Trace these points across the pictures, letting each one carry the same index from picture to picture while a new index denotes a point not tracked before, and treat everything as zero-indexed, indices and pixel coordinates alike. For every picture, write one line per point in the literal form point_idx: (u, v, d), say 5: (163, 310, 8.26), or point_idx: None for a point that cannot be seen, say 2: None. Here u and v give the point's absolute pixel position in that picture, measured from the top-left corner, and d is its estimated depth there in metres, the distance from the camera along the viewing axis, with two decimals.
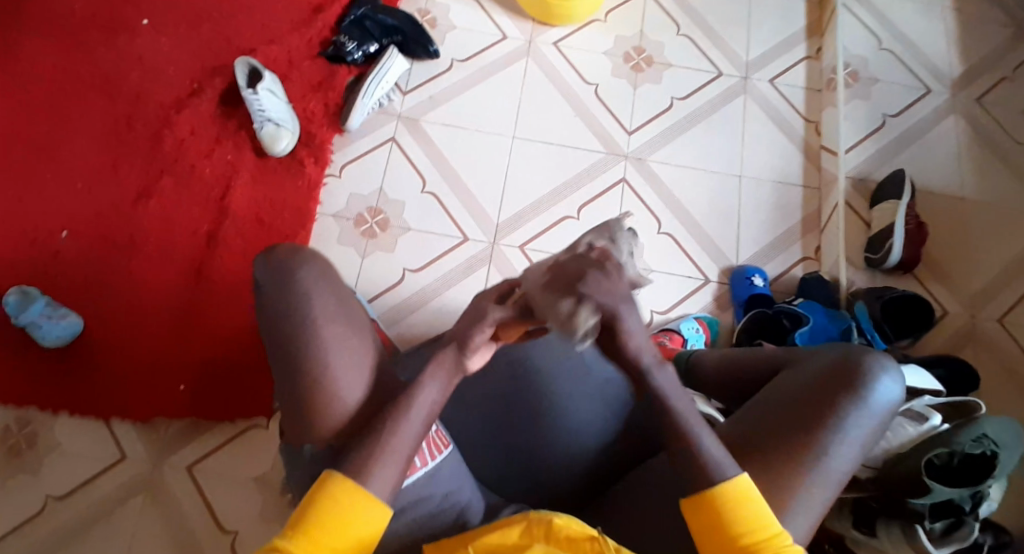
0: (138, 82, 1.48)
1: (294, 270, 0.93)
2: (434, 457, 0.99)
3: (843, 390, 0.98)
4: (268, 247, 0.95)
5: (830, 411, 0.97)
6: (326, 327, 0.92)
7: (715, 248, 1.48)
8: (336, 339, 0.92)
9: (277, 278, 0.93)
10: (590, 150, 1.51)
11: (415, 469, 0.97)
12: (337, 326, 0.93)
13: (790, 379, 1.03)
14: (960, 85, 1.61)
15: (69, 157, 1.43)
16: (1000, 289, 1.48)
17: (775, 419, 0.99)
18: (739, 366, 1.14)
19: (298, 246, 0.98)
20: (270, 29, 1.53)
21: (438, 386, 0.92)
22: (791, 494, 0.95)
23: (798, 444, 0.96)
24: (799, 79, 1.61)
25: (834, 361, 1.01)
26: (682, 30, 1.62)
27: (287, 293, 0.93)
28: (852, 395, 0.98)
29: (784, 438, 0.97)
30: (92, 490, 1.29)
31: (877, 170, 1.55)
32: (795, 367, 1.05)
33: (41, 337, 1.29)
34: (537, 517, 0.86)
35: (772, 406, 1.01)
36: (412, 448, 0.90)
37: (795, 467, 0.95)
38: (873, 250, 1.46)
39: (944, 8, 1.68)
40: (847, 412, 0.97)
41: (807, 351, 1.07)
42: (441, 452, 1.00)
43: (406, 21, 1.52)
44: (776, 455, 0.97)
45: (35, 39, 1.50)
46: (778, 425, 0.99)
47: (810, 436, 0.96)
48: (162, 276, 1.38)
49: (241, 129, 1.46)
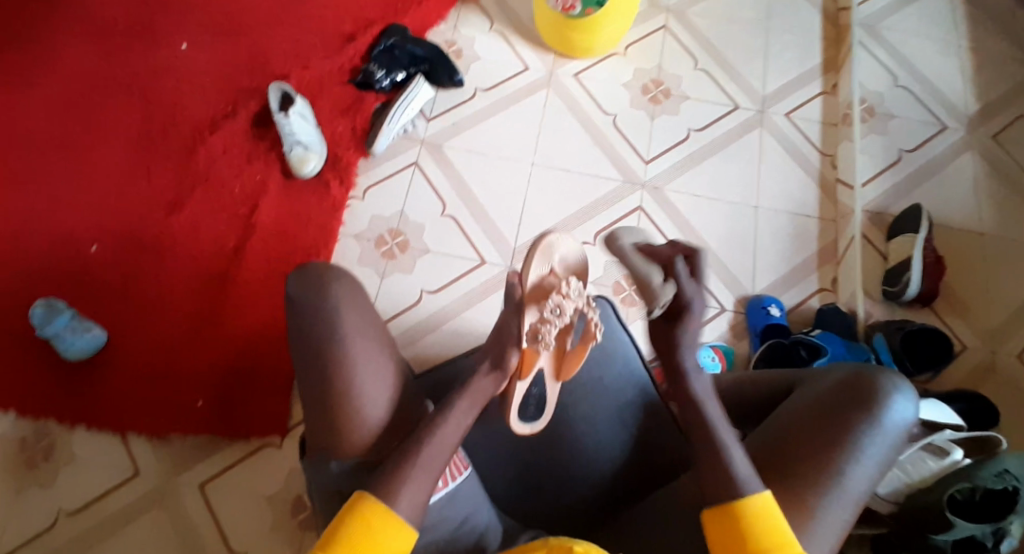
0: (172, 104, 1.53)
1: (325, 284, 1.00)
2: (455, 478, 0.99)
3: (859, 408, 0.98)
4: (303, 263, 1.02)
5: (845, 430, 0.98)
6: (354, 341, 0.97)
7: (731, 276, 1.49)
8: (365, 362, 0.98)
9: (310, 292, 0.99)
10: (608, 178, 1.53)
11: (440, 488, 0.98)
12: (364, 340, 0.98)
13: (804, 396, 1.04)
14: (976, 122, 1.63)
15: (103, 172, 1.47)
16: (1019, 324, 1.47)
17: (791, 439, 1.00)
18: (757, 385, 1.15)
19: (331, 264, 1.04)
20: (301, 55, 1.58)
21: (468, 413, 0.95)
22: (812, 518, 0.95)
23: (817, 466, 0.97)
24: (816, 114, 1.64)
25: (847, 379, 1.02)
26: (700, 64, 1.66)
27: (319, 304, 0.99)
28: (867, 413, 0.98)
29: (801, 457, 0.98)
30: (104, 504, 1.29)
31: (894, 204, 1.56)
32: (809, 386, 1.06)
33: (65, 348, 1.31)
34: (556, 543, 0.86)
35: (787, 426, 1.01)
36: (436, 470, 0.92)
37: (814, 489, 0.96)
38: (891, 282, 1.47)
39: (960, 46, 1.70)
40: (862, 432, 0.97)
41: (817, 372, 1.08)
42: (463, 472, 1.00)
43: (433, 50, 1.56)
44: (793, 478, 0.97)
45: (76, 60, 1.56)
46: (793, 444, 0.99)
47: (827, 458, 0.97)
48: (188, 291, 1.40)
49: (270, 150, 1.50)
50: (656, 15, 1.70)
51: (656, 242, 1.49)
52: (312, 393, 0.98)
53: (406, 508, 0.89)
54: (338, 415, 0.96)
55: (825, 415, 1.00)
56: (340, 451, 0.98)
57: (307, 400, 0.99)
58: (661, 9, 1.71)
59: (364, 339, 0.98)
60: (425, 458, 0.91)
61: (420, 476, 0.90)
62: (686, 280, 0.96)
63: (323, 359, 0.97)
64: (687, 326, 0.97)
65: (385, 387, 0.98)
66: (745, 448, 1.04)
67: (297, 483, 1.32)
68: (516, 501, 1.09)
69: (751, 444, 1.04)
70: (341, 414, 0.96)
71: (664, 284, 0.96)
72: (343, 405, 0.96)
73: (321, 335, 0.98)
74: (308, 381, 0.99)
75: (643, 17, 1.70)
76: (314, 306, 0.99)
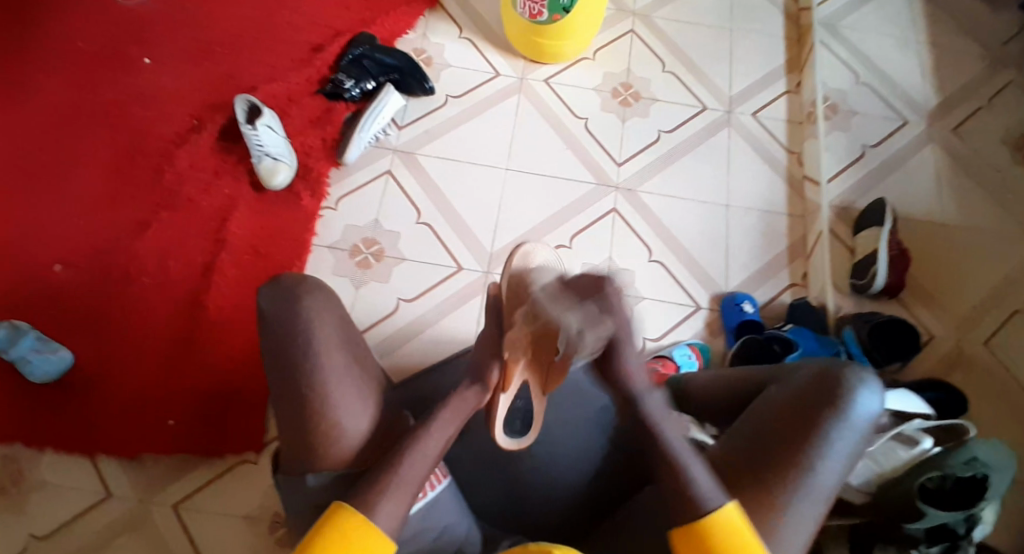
0: (136, 119, 1.51)
1: (299, 298, 1.00)
2: (433, 488, 0.99)
3: (826, 405, 1.01)
4: (276, 275, 1.01)
5: (813, 427, 1.00)
6: (330, 356, 0.98)
7: (705, 275, 1.51)
8: (342, 377, 0.98)
9: (284, 306, 0.99)
10: (581, 181, 1.54)
11: (418, 500, 0.97)
12: (339, 354, 0.99)
13: (773, 395, 1.06)
14: (936, 116, 1.67)
15: (66, 191, 1.44)
16: (983, 313, 1.51)
17: (762, 439, 1.02)
18: (728, 389, 1.17)
19: (306, 277, 1.04)
20: (268, 67, 1.57)
21: (451, 426, 0.97)
22: (783, 515, 0.97)
23: (787, 464, 0.99)
24: (781, 113, 1.67)
25: (814, 377, 1.04)
26: (667, 67, 1.68)
27: (293, 316, 0.99)
28: (833, 411, 1.00)
29: (770, 456, 1.00)
30: (77, 530, 1.27)
31: (860, 199, 1.59)
32: (778, 384, 1.08)
33: (29, 372, 1.29)
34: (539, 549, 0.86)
35: (758, 426, 1.03)
36: (420, 479, 0.92)
37: (786, 487, 0.98)
38: (858, 275, 1.50)
39: (918, 44, 1.75)
40: (829, 428, 1.00)
41: (787, 369, 1.10)
42: (441, 482, 1.00)
43: (402, 57, 1.55)
44: (765, 477, 0.99)
45: (36, 77, 1.52)
46: (764, 442, 1.01)
47: (797, 455, 0.99)
48: (159, 309, 1.38)
49: (240, 163, 1.48)
50: (623, 19, 1.72)
51: (630, 244, 1.51)
52: (293, 408, 0.97)
53: (388, 522, 0.89)
54: (321, 429, 0.96)
55: (794, 414, 1.02)
56: (320, 467, 0.96)
57: (288, 416, 0.98)
58: (627, 14, 1.73)
59: (343, 355, 0.99)
60: (412, 471, 0.92)
61: (404, 487, 0.91)
62: (600, 318, 0.96)
63: (305, 374, 0.97)
64: (623, 357, 0.99)
65: (367, 403, 0.99)
66: (717, 447, 1.06)
67: (273, 501, 1.30)
68: (502, 508, 1.10)
69: (722, 444, 1.06)
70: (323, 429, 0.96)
71: (583, 331, 0.95)
72: (325, 420, 0.96)
73: (299, 349, 0.97)
74: (289, 395, 0.98)
75: (610, 21, 1.71)
76: (287, 319, 0.99)
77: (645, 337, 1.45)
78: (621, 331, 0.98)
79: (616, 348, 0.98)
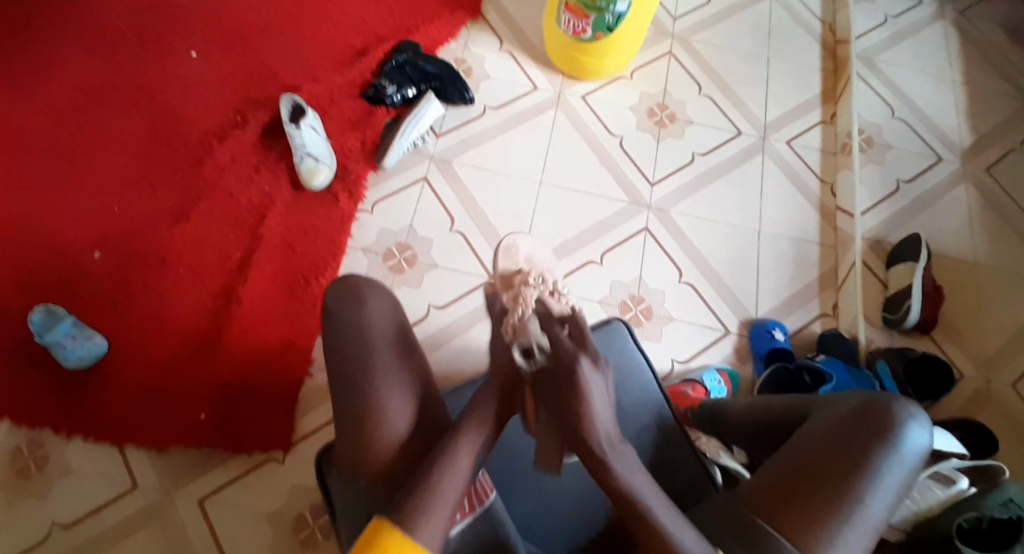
0: (178, 111, 1.51)
1: (361, 305, 1.01)
2: (472, 507, 0.99)
3: (875, 437, 0.99)
4: (342, 277, 1.03)
5: (863, 458, 0.98)
6: (382, 367, 0.98)
7: (736, 300, 1.50)
8: (391, 383, 0.98)
9: (345, 311, 1.00)
10: (615, 199, 1.54)
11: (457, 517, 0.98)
12: (395, 362, 0.99)
13: (818, 425, 1.04)
14: (970, 155, 1.67)
15: (102, 177, 1.44)
16: (1011, 354, 1.49)
17: (806, 469, 0.99)
18: (765, 415, 1.14)
19: (365, 280, 1.05)
20: (310, 68, 1.58)
21: (472, 437, 0.96)
22: (831, 545, 0.95)
23: (835, 495, 0.97)
24: (815, 142, 1.67)
25: (861, 409, 1.02)
26: (705, 91, 1.68)
27: (355, 321, 1.00)
28: (883, 443, 0.99)
29: (818, 486, 0.98)
30: (100, 519, 1.25)
31: (892, 233, 1.58)
32: (820, 413, 1.06)
33: (65, 358, 1.27)
34: None
35: (804, 456, 1.01)
36: (455, 494, 0.93)
37: (833, 517, 0.96)
38: (891, 309, 1.48)
39: (953, 82, 1.75)
40: (879, 461, 0.98)
41: (828, 398, 1.07)
42: (483, 499, 1.00)
43: (443, 67, 1.57)
44: (811, 507, 0.97)
45: (81, 63, 1.53)
46: (806, 471, 0.99)
47: (845, 487, 0.97)
48: (190, 302, 1.37)
49: (279, 161, 1.48)
50: (661, 41, 1.72)
51: (662, 264, 1.50)
52: (346, 403, 0.98)
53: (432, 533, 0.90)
54: (371, 434, 0.96)
55: (841, 445, 1.00)
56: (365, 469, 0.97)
57: (340, 404, 0.98)
58: (666, 36, 1.73)
59: (398, 369, 0.99)
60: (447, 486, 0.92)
61: (438, 492, 0.92)
62: (575, 344, 0.97)
63: (364, 380, 0.98)
64: (584, 393, 0.94)
65: (414, 414, 1.00)
66: (754, 477, 1.03)
67: (300, 500, 1.29)
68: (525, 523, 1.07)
69: (760, 474, 1.03)
70: (376, 430, 0.97)
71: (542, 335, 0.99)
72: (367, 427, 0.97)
73: (361, 360, 0.99)
74: (343, 388, 0.98)
75: (649, 42, 1.72)
76: (351, 325, 1.00)
77: (674, 359, 1.44)
78: (590, 374, 0.95)
79: (580, 376, 0.95)
